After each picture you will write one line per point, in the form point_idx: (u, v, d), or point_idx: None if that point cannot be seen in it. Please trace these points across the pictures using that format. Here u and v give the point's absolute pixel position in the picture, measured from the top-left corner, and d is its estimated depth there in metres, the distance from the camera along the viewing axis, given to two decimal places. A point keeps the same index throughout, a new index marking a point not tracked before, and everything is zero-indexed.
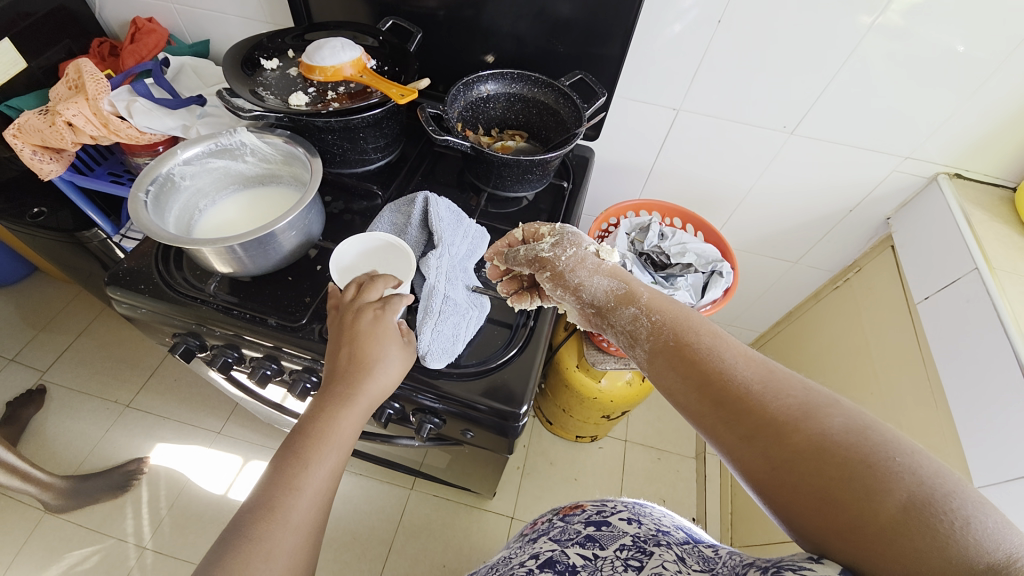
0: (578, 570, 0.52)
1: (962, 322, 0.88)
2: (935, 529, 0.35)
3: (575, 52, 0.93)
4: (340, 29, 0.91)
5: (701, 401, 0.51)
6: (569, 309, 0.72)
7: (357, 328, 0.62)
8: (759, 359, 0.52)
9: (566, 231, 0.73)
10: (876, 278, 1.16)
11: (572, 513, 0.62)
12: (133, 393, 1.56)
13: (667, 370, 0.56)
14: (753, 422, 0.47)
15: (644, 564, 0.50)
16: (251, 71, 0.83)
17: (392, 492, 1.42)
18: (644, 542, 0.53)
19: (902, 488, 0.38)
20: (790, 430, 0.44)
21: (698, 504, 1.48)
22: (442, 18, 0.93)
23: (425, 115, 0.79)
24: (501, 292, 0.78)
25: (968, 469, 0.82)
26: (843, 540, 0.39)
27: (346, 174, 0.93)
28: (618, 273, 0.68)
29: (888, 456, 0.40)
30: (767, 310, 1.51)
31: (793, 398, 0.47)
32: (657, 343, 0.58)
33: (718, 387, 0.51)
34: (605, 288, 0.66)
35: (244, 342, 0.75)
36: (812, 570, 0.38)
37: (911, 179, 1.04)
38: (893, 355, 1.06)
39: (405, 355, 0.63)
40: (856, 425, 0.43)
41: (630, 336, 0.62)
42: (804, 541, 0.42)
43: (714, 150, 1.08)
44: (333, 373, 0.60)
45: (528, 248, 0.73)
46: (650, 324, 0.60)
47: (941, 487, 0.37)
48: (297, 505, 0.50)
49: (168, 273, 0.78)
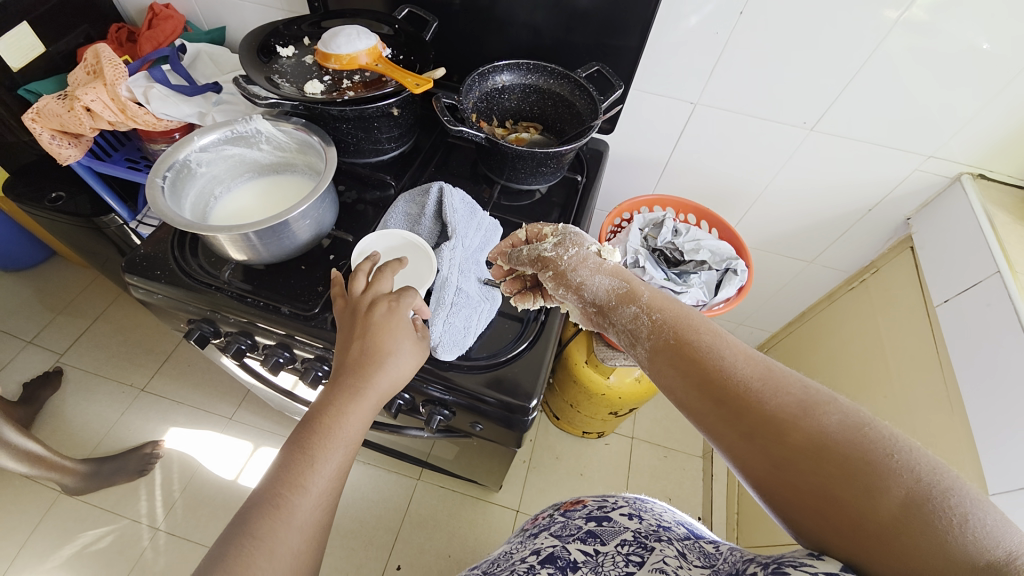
0: (579, 566, 0.52)
1: (982, 327, 0.86)
2: (934, 527, 0.36)
3: (592, 44, 0.92)
4: (356, 17, 0.91)
5: (701, 399, 0.51)
6: (571, 308, 0.71)
7: (370, 320, 0.62)
8: (758, 356, 0.51)
9: (568, 230, 0.71)
10: (894, 280, 1.14)
11: (573, 510, 0.62)
12: (147, 377, 1.58)
13: (668, 369, 0.55)
14: (753, 420, 0.47)
15: (645, 560, 0.51)
16: (267, 59, 0.83)
17: (399, 482, 1.44)
18: (645, 538, 0.54)
19: (902, 485, 0.38)
20: (790, 428, 0.44)
21: (704, 503, 1.48)
22: (458, 8, 0.92)
23: (441, 105, 0.79)
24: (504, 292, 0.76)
25: (984, 477, 0.80)
26: (844, 537, 0.39)
27: (360, 164, 0.93)
28: (619, 272, 0.67)
29: (887, 454, 0.40)
30: (780, 309, 1.49)
31: (792, 395, 0.46)
32: (657, 342, 0.57)
33: (718, 385, 0.50)
34: (607, 287, 0.66)
35: (258, 329, 0.76)
36: (812, 565, 0.38)
37: (934, 180, 1.01)
38: (909, 359, 1.04)
39: (418, 351, 0.64)
40: (855, 422, 0.43)
41: (631, 335, 0.61)
42: (806, 539, 0.43)
43: (731, 147, 1.07)
44: (344, 364, 0.60)
45: (531, 247, 0.72)
46: (650, 322, 0.59)
47: (939, 484, 0.37)
48: (303, 504, 0.50)
49: (183, 260, 0.79)
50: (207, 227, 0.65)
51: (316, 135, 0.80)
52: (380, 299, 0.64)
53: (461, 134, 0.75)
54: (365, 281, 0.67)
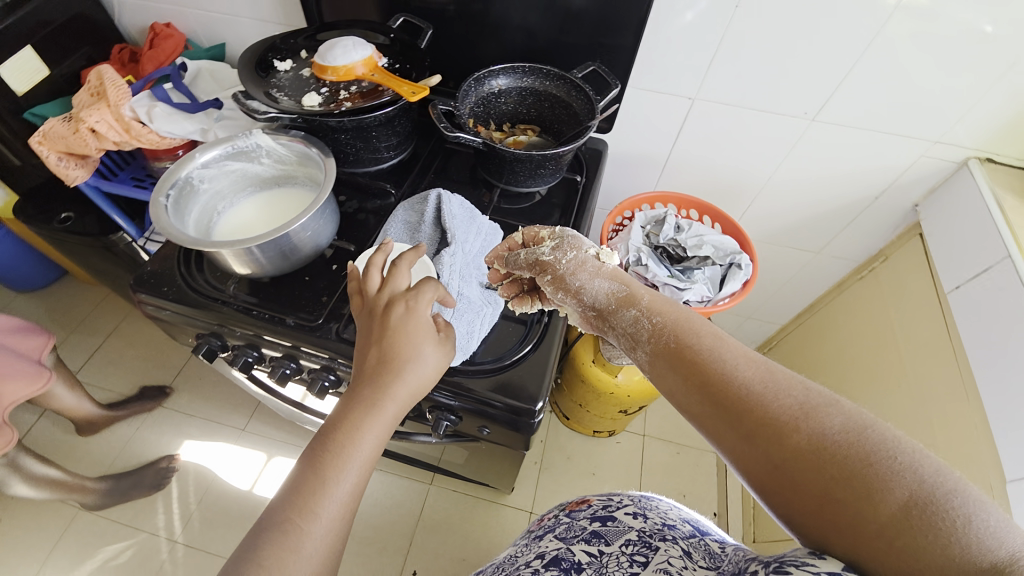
0: (584, 567, 0.52)
1: (995, 313, 0.85)
2: (936, 530, 0.35)
3: (587, 43, 0.92)
4: (352, 28, 0.91)
5: (702, 402, 0.51)
6: (570, 311, 0.71)
7: (388, 323, 0.62)
8: (759, 358, 0.50)
9: (565, 234, 0.71)
10: (903, 267, 1.13)
11: (578, 509, 0.62)
12: (160, 391, 1.61)
13: (668, 372, 0.55)
14: (753, 422, 0.46)
15: (650, 560, 0.50)
16: (265, 73, 0.84)
17: (411, 487, 1.44)
18: (649, 537, 0.53)
19: (903, 486, 0.38)
20: (790, 431, 0.44)
21: (719, 500, 1.47)
22: (452, 14, 0.93)
23: (437, 112, 0.79)
24: (502, 296, 0.76)
25: (1002, 466, 0.79)
26: (847, 539, 0.39)
27: (360, 173, 0.94)
28: (618, 275, 0.66)
29: (889, 456, 0.39)
30: (789, 302, 1.47)
31: (792, 398, 0.46)
32: (658, 345, 0.57)
33: (718, 388, 0.50)
34: (605, 291, 0.65)
35: (265, 342, 0.76)
36: (815, 565, 0.38)
37: (940, 165, 1.00)
38: (921, 347, 1.03)
39: (441, 353, 0.63)
40: (856, 425, 0.42)
41: (631, 338, 0.61)
42: (807, 540, 0.43)
43: (732, 140, 1.06)
44: (363, 374, 0.60)
45: (528, 251, 0.71)
46: (651, 325, 0.59)
47: (941, 486, 0.37)
48: (312, 531, 0.50)
49: (190, 275, 0.80)
50: (211, 243, 0.66)
51: (316, 146, 0.81)
52: (397, 299, 0.64)
53: (458, 140, 0.75)
54: (379, 278, 0.67)
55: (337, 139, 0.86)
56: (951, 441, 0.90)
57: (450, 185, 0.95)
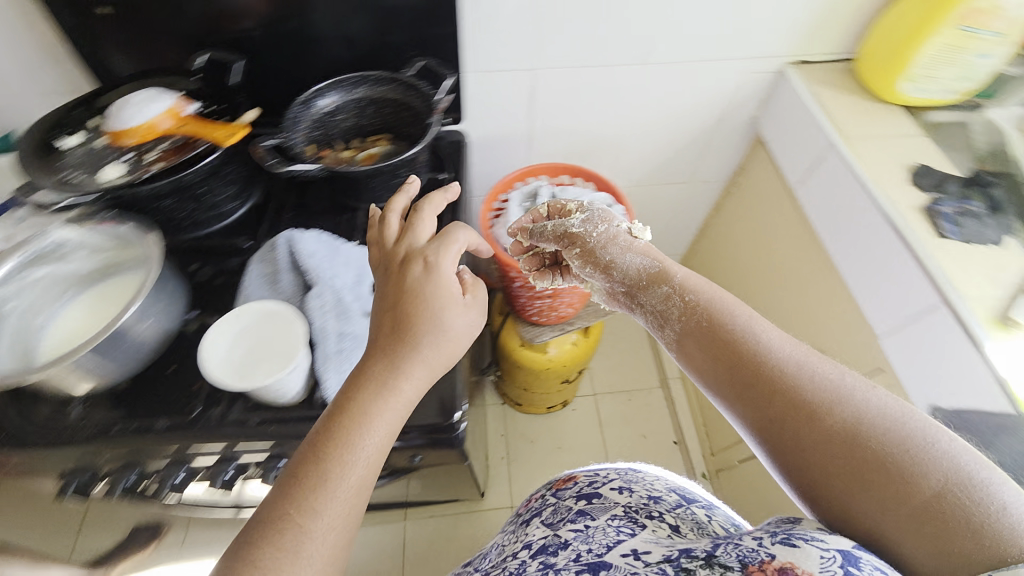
0: (568, 543, 0.56)
1: (833, 195, 0.98)
2: (967, 517, 0.39)
3: (412, 39, 0.91)
4: (148, 78, 0.82)
5: (733, 373, 0.55)
6: (597, 287, 0.78)
7: (405, 283, 0.65)
8: (798, 344, 0.54)
9: (595, 209, 0.81)
10: (760, 175, 1.25)
11: (557, 495, 0.67)
12: (68, 540, 1.38)
13: (697, 350, 0.60)
14: (785, 403, 0.50)
15: (636, 531, 0.55)
16: (55, 154, 0.73)
17: (387, 531, 1.38)
18: (636, 512, 0.58)
19: (939, 474, 0.41)
20: (824, 412, 0.47)
21: (677, 429, 1.57)
22: (262, 38, 0.87)
23: (264, 150, 0.76)
24: (524, 267, 0.90)
25: (873, 319, 0.91)
26: (883, 518, 0.42)
27: (207, 234, 0.86)
28: (650, 250, 0.73)
29: (925, 445, 0.43)
30: (683, 233, 1.59)
31: (829, 383, 0.49)
32: (688, 325, 0.61)
33: (755, 365, 0.53)
34: (638, 265, 0.72)
35: (145, 455, 0.68)
36: (823, 540, 0.42)
37: (759, 79, 1.12)
38: (791, 239, 1.15)
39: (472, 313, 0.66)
40: (894, 414, 0.45)
41: (659, 316, 0.66)
42: (833, 524, 0.46)
43: (582, 101, 1.11)
44: (376, 344, 0.61)
45: (558, 223, 0.81)
46: (683, 304, 0.63)
47: (976, 478, 0.40)
48: (313, 530, 0.49)
49: (25, 408, 0.68)
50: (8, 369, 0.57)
51: (129, 222, 0.74)
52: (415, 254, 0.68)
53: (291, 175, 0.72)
54: (397, 222, 0.74)
55: (164, 205, 0.78)
56: (834, 313, 1.03)
57: (315, 219, 0.90)
